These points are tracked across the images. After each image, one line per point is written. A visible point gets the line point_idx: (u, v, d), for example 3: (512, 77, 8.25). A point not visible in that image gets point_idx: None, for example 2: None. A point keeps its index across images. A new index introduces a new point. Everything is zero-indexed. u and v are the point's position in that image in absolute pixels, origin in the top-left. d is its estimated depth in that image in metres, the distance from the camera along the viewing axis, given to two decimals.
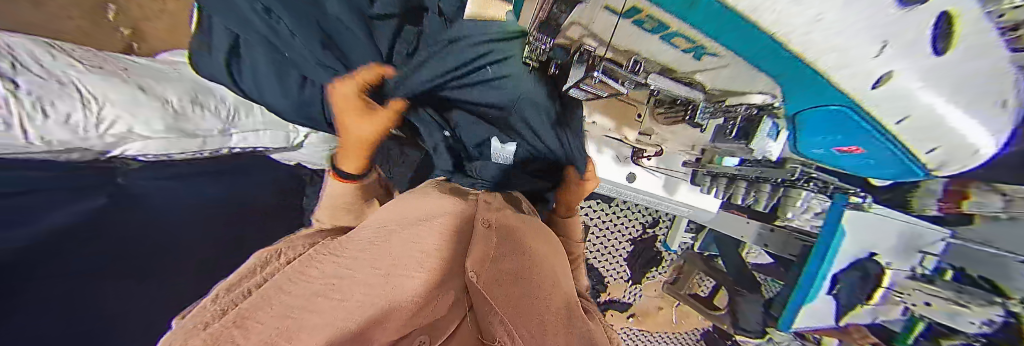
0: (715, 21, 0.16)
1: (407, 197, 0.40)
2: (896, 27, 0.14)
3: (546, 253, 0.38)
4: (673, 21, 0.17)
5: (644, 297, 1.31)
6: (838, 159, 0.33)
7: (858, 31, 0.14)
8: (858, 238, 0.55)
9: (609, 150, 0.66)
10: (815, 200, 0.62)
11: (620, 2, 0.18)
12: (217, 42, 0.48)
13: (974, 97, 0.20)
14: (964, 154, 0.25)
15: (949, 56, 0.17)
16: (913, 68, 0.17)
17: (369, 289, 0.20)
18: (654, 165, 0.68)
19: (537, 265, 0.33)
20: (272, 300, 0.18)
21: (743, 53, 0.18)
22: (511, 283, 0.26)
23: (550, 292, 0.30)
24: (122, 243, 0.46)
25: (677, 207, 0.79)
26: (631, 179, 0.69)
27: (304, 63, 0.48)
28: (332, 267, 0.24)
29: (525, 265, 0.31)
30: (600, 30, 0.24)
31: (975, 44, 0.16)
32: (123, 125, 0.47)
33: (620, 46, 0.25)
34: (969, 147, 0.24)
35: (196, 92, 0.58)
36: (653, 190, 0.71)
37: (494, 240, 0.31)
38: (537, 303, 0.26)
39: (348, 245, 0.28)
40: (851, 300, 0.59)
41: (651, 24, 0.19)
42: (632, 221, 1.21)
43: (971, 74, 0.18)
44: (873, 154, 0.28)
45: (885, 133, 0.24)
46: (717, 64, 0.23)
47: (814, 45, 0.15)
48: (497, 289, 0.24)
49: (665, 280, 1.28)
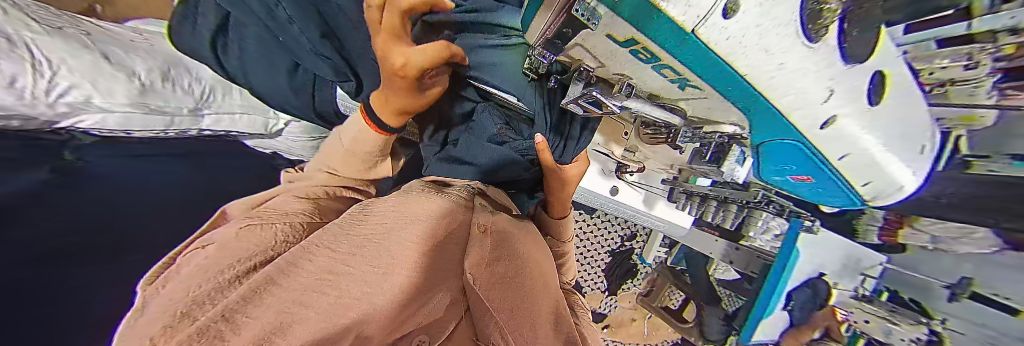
0: (699, 65, 0.18)
1: (399, 195, 0.40)
2: (843, 81, 0.17)
3: (537, 258, 0.39)
4: (663, 53, 0.19)
5: (620, 307, 1.35)
6: (791, 187, 0.37)
7: (817, 82, 0.17)
8: (811, 259, 0.61)
9: (596, 163, 0.69)
10: (774, 222, 0.69)
11: (619, 32, 0.19)
12: (205, 18, 0.46)
13: (898, 143, 0.24)
14: (895, 190, 0.29)
15: (882, 106, 0.20)
16: (858, 118, 0.20)
17: (367, 288, 0.21)
18: (636, 181, 0.71)
19: (531, 274, 0.35)
20: (262, 301, 0.17)
21: (719, 91, 0.21)
22: (505, 287, 0.29)
23: (539, 297, 0.32)
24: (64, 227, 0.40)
25: (654, 221, 0.83)
26: (614, 192, 0.71)
27: (299, 50, 0.48)
28: (320, 267, 0.23)
29: (517, 271, 0.33)
30: (598, 55, 0.25)
31: (894, 99, 0.21)
32: (81, 94, 0.42)
33: (612, 71, 0.27)
34: (895, 186, 0.29)
35: (168, 65, 0.54)
36: (634, 205, 0.74)
37: (488, 246, 0.33)
38: (526, 310, 0.29)
39: (344, 239, 0.27)
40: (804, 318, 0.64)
41: (645, 55, 0.21)
42: (611, 233, 1.25)
43: (898, 123, 0.23)
44: (824, 187, 0.32)
45: (837, 172, 0.27)
46: (697, 94, 0.25)
47: (778, 93, 0.18)
48: (491, 293, 0.27)
49: (639, 291, 1.32)
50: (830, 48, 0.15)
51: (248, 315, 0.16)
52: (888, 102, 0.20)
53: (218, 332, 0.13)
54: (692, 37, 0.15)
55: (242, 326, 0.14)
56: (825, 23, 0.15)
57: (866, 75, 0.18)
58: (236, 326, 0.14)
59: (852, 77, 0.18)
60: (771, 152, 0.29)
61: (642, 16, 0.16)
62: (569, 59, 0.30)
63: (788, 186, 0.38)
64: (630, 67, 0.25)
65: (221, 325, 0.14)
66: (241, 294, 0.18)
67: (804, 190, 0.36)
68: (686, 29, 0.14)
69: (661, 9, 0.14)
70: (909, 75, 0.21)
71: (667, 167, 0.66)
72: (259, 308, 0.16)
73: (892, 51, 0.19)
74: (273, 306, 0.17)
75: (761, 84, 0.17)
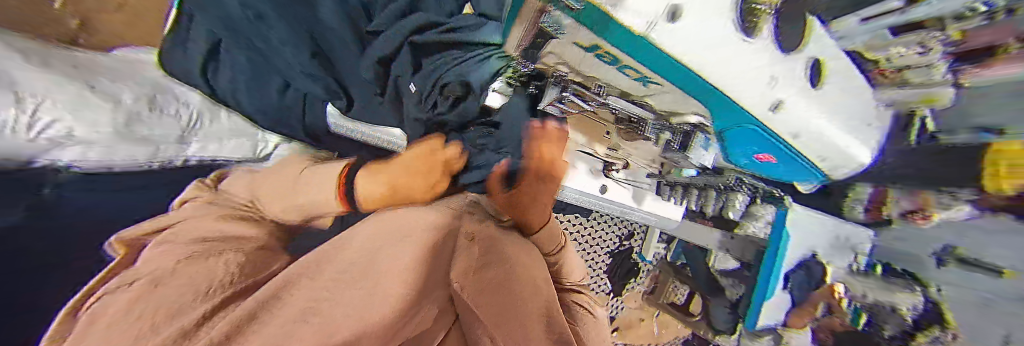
0: (659, 66, 0.20)
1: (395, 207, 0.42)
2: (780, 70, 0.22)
3: (528, 259, 0.40)
4: (623, 57, 0.21)
5: (625, 308, 1.34)
6: (757, 171, 0.40)
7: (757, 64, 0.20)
8: (801, 240, 0.63)
9: (582, 164, 0.69)
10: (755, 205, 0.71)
11: (583, 40, 0.21)
12: (191, 44, 0.45)
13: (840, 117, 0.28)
14: (848, 161, 0.33)
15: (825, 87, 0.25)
16: (803, 100, 0.24)
17: (352, 308, 0.22)
18: (623, 178, 0.73)
19: (521, 277, 0.35)
20: (256, 331, 0.17)
21: (679, 89, 0.23)
22: (493, 290, 0.31)
23: (531, 297, 0.33)
24: None
25: (644, 217, 0.84)
26: (603, 190, 0.73)
27: (289, 70, 0.49)
28: (305, 297, 0.22)
29: (507, 275, 0.34)
30: (572, 62, 0.27)
31: (828, 82, 0.25)
32: (64, 127, 0.39)
33: (582, 75, 0.29)
34: (846, 160, 0.32)
35: (153, 91, 0.54)
36: (625, 201, 0.76)
37: (477, 256, 0.34)
38: (520, 311, 0.30)
39: (331, 260, 0.27)
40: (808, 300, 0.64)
41: (608, 59, 0.23)
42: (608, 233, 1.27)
43: (837, 102, 0.27)
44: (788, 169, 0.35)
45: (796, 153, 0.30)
46: (659, 90, 0.27)
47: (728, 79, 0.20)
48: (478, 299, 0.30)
49: (643, 290, 1.34)
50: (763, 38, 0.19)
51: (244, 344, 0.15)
52: (823, 84, 0.25)
53: None
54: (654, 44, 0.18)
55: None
56: (757, 21, 0.19)
57: (799, 62, 0.23)
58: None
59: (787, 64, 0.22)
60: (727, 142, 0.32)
61: (602, 24, 0.18)
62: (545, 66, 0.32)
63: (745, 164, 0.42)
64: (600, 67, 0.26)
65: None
66: (229, 326, 0.17)
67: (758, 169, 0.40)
68: (638, 32, 0.17)
69: (615, 18, 0.16)
70: (840, 58, 0.26)
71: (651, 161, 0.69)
72: (256, 338, 0.16)
73: (823, 41, 0.24)
74: (270, 333, 0.16)
75: (712, 79, 0.20)
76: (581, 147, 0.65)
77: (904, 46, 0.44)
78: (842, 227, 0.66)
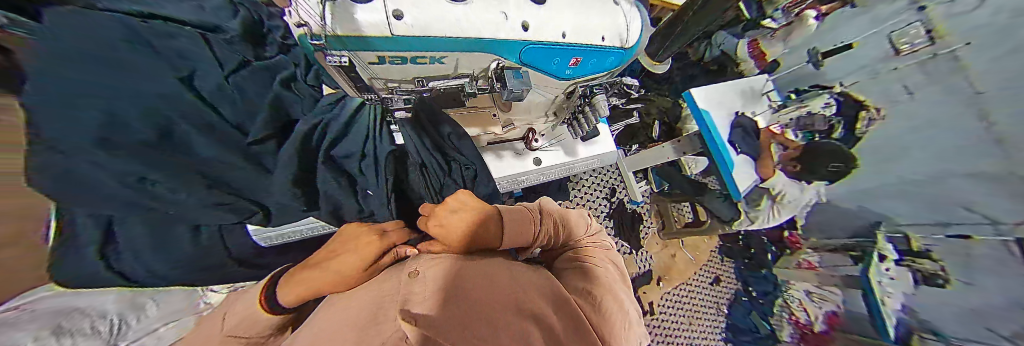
0: (423, 47, 0.38)
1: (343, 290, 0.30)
2: (504, 7, 0.40)
3: (505, 264, 0.32)
4: (407, 39, 0.36)
5: (654, 256, 1.39)
6: (587, 70, 0.56)
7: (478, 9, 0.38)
8: (717, 109, 0.93)
9: (508, 152, 0.78)
10: None
11: (371, 57, 0.39)
12: None
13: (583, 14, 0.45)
14: (617, 35, 0.50)
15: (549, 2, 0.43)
16: (535, 15, 0.42)
17: None
18: (546, 143, 0.81)
19: (498, 279, 0.27)
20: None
21: (452, 49, 0.40)
22: (480, 280, 0.26)
23: (515, 296, 0.25)
24: None
25: (588, 163, 0.90)
26: (538, 162, 0.80)
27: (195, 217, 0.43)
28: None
29: (482, 288, 0.25)
30: (389, 55, 0.39)
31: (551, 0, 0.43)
32: None
33: (407, 75, 0.45)
34: (614, 31, 0.50)
35: (58, 316, 0.32)
36: (560, 160, 0.83)
37: (437, 283, 0.25)
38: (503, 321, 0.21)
39: None
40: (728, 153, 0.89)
41: (398, 60, 0.41)
42: (590, 193, 1.31)
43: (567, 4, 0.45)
44: (590, 55, 0.51)
45: (568, 40, 0.46)
46: (450, 56, 0.42)
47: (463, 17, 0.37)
48: (466, 291, 0.24)
49: (656, 229, 1.43)
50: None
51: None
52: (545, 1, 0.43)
53: None
54: None
55: None
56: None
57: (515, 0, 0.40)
58: None
59: (504, 4, 0.40)
60: (530, 56, 0.46)
61: (365, 43, 0.36)
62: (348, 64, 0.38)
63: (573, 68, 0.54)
64: (396, 53, 0.39)
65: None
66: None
67: (577, 59, 0.51)
68: (386, 34, 0.35)
69: (368, 34, 0.35)
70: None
71: (546, 114, 0.74)
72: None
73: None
74: None
75: (455, 31, 0.37)
76: (486, 136, 0.73)
77: None
78: (716, 90, 0.97)
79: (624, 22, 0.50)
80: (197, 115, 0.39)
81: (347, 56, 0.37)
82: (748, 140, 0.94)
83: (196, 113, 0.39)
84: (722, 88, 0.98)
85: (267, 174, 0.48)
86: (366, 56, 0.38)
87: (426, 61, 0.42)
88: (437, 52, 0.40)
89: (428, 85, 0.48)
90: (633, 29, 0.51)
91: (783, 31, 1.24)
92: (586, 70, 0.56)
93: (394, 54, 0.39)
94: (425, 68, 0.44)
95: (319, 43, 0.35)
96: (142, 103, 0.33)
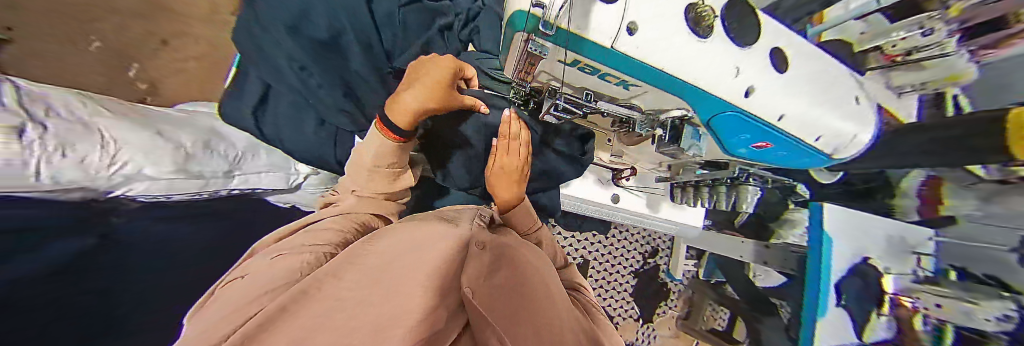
0: (638, 73, 0.24)
1: (413, 227, 0.42)
2: (743, 61, 0.25)
3: (533, 264, 0.42)
4: (603, 67, 0.24)
5: (659, 337, 1.30)
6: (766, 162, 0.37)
7: (727, 56, 0.25)
8: (847, 240, 0.67)
9: (593, 176, 0.77)
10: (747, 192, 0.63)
11: (564, 56, 0.23)
12: (249, 93, 0.54)
13: (825, 98, 0.30)
14: (851, 140, 0.32)
15: (795, 71, 0.29)
16: (767, 82, 0.27)
17: (374, 310, 0.23)
18: (634, 186, 0.78)
19: (529, 275, 0.37)
20: (275, 328, 0.19)
21: (660, 88, 0.25)
22: (504, 300, 0.29)
23: (538, 291, 0.35)
24: (103, 279, 0.47)
25: (666, 225, 0.87)
26: (616, 199, 0.78)
27: (324, 108, 0.55)
28: (312, 314, 0.21)
29: (515, 279, 0.34)
30: (562, 77, 0.29)
31: (795, 66, 0.29)
32: (134, 167, 0.47)
33: (577, 84, 0.31)
34: (841, 132, 0.32)
35: None
36: (638, 208, 0.81)
37: (486, 260, 0.35)
38: (534, 306, 0.32)
39: (309, 303, 0.23)
40: (827, 302, 0.64)
41: (589, 69, 0.25)
42: (631, 243, 1.29)
43: (809, 83, 0.30)
44: (787, 150, 0.33)
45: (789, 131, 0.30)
46: (640, 92, 0.28)
47: (701, 51, 0.24)
48: (493, 303, 0.28)
49: (677, 314, 1.30)
50: (717, 35, 0.24)
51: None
52: (790, 67, 0.28)
53: None
54: (622, 54, 0.22)
55: None
56: (709, 23, 0.24)
57: (763, 52, 0.27)
58: None
59: (747, 56, 0.25)
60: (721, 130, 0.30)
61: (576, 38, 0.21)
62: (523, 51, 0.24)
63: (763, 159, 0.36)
64: (587, 61, 0.23)
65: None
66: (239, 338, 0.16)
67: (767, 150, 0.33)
68: (605, 45, 0.21)
69: (587, 36, 0.21)
70: (802, 44, 0.30)
71: (657, 164, 0.73)
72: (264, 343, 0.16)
73: (785, 33, 0.29)
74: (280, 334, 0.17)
75: (683, 73, 0.23)
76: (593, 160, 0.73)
77: (907, 31, 0.58)
78: (867, 220, 0.70)
79: (860, 119, 0.32)
80: (361, 35, 0.55)
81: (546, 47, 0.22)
82: (861, 297, 0.67)
83: (363, 32, 0.55)
84: (873, 224, 0.70)
85: (382, 89, 0.59)
86: (555, 55, 0.23)
87: (611, 81, 0.27)
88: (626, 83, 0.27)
89: (598, 106, 0.32)
90: (867, 137, 0.32)
91: (989, 186, 0.76)
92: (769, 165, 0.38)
93: (573, 66, 0.25)
94: (605, 87, 0.30)
95: (520, 28, 0.22)
96: (329, 8, 0.51)
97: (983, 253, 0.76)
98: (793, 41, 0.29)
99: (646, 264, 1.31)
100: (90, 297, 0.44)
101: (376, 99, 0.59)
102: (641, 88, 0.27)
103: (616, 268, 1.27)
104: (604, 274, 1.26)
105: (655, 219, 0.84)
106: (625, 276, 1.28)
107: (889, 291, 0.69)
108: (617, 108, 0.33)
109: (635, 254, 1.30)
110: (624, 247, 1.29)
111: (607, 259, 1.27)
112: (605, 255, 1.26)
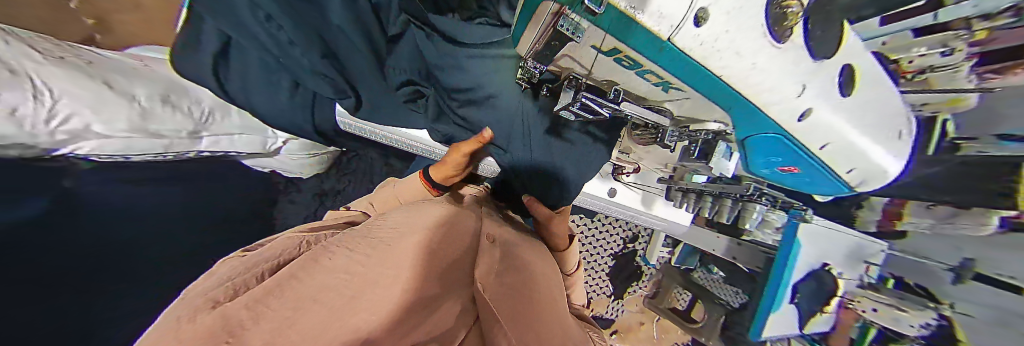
0: (689, 75, 0.19)
1: (412, 208, 0.40)
2: (814, 78, 0.20)
3: (533, 262, 0.40)
4: (644, 61, 0.19)
5: (626, 311, 1.41)
6: (784, 183, 0.35)
7: (804, 67, 0.19)
8: (822, 249, 0.69)
9: (595, 170, 0.79)
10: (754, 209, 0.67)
11: (601, 42, 0.19)
12: (207, 43, 0.46)
13: (883, 128, 0.27)
14: (880, 176, 0.30)
15: (861, 91, 0.24)
16: (829, 108, 0.22)
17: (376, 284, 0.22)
18: (631, 183, 0.81)
19: (533, 276, 0.36)
20: (282, 295, 0.17)
21: (704, 95, 0.21)
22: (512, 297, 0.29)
23: (543, 297, 0.34)
24: (82, 238, 0.45)
25: (654, 221, 0.91)
26: (612, 194, 0.81)
27: (299, 69, 0.49)
28: (321, 284, 0.20)
29: (520, 280, 0.33)
30: (586, 65, 0.25)
31: (861, 88, 0.24)
32: (80, 122, 0.42)
33: (599, 77, 0.28)
34: (879, 169, 0.29)
35: None
36: (634, 204, 0.84)
37: (495, 257, 0.34)
38: (542, 311, 0.30)
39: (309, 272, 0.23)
40: (783, 303, 0.69)
41: (628, 62, 0.21)
42: (615, 228, 1.34)
43: (875, 108, 0.25)
44: (810, 179, 0.31)
45: (825, 164, 0.27)
46: (680, 97, 0.25)
47: (784, 57, 0.18)
48: (501, 295, 0.28)
49: (646, 294, 1.38)
50: (795, 45, 0.18)
51: (259, 320, 0.14)
52: (856, 88, 0.23)
53: (243, 321, 0.13)
54: (670, 45, 0.16)
55: (264, 319, 0.14)
56: (789, 24, 0.18)
57: (834, 71, 0.21)
58: (260, 318, 0.14)
59: (820, 72, 0.20)
60: (754, 149, 0.27)
61: (623, 28, 0.16)
62: (550, 30, 0.21)
63: (786, 180, 0.34)
64: (626, 52, 0.19)
65: (245, 317, 0.14)
66: (247, 300, 0.16)
67: (793, 172, 0.30)
68: (661, 36, 0.15)
69: (638, 20, 0.15)
70: (872, 62, 0.25)
71: (663, 165, 0.69)
72: (279, 305, 0.17)
73: (860, 48, 0.23)
74: (290, 305, 0.17)
75: (739, 84, 0.18)
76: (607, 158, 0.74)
77: (928, 48, 0.42)
78: (849, 236, 0.72)
79: (901, 156, 0.29)
80: None
81: (581, 32, 0.19)
82: (814, 296, 0.71)
83: None
84: (846, 235, 0.72)
85: (368, 56, 0.51)
86: (592, 37, 0.19)
87: (650, 79, 0.23)
88: (664, 86, 0.24)
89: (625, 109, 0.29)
90: (898, 175, 0.30)
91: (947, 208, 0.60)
92: (787, 185, 0.35)
93: (607, 56, 0.21)
94: (640, 83, 0.26)
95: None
96: None
97: (919, 267, 0.71)
98: (867, 57, 0.24)
99: (626, 249, 1.37)
100: (73, 254, 0.43)
101: (363, 66, 0.52)
102: (680, 90, 0.23)
103: (597, 249, 1.34)
104: (585, 254, 1.32)
105: (642, 213, 0.87)
106: (604, 257, 1.35)
107: (838, 293, 0.72)
108: (647, 112, 0.31)
109: (617, 239, 1.35)
110: (607, 231, 1.34)
111: (590, 241, 1.32)
112: (589, 237, 1.31)
